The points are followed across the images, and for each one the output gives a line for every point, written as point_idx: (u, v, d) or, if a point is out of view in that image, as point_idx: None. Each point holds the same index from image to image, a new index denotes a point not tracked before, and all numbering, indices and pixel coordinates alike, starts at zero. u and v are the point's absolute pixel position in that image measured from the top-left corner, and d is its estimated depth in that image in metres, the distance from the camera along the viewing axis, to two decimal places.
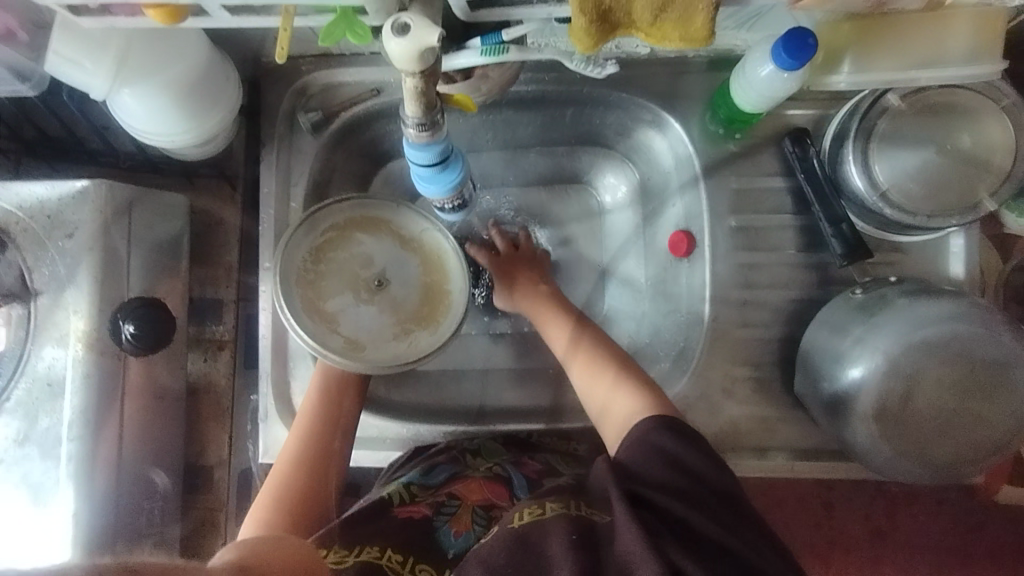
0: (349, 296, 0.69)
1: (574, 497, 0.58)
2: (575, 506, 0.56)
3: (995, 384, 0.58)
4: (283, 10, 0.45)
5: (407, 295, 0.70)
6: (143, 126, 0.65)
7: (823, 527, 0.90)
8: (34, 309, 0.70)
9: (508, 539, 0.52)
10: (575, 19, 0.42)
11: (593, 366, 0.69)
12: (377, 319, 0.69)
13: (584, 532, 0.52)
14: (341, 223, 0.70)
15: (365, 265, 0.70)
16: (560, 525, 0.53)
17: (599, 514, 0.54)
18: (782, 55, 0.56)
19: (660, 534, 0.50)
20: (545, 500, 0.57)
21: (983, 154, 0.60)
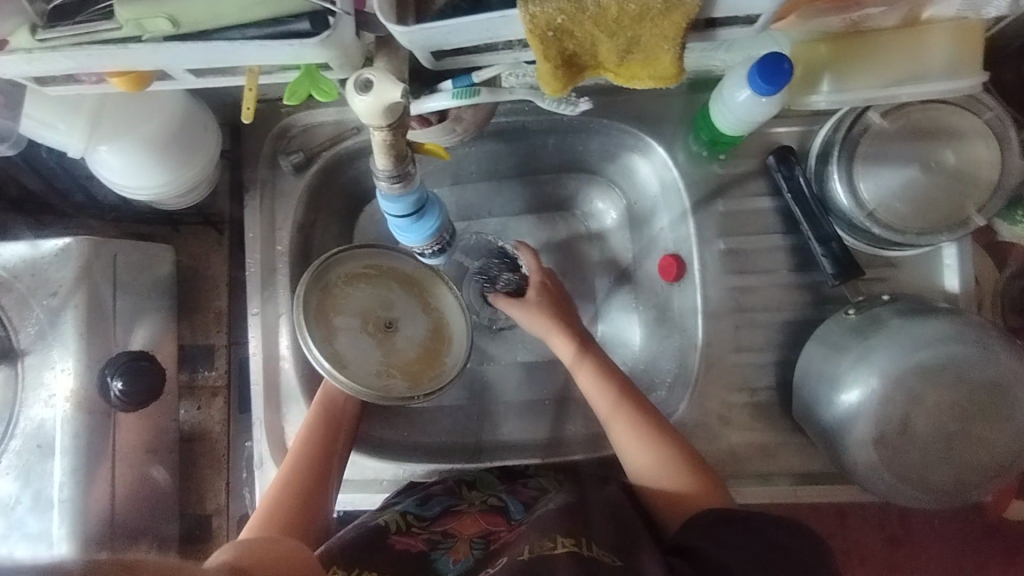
0: (355, 321, 0.68)
1: (588, 531, 0.58)
2: (587, 544, 0.57)
3: (995, 406, 0.57)
4: (247, 72, 0.45)
5: (410, 347, 0.70)
6: (123, 182, 0.64)
7: (836, 538, 0.82)
8: (22, 369, 0.69)
9: (519, 574, 0.54)
10: (540, 66, 0.41)
11: (605, 391, 0.67)
12: (368, 355, 0.67)
13: (595, 572, 0.54)
14: (367, 262, 0.70)
15: (385, 306, 0.70)
16: (574, 561, 0.54)
17: (613, 557, 0.56)
18: (757, 81, 0.56)
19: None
20: (556, 533, 0.58)
21: (970, 169, 0.59)
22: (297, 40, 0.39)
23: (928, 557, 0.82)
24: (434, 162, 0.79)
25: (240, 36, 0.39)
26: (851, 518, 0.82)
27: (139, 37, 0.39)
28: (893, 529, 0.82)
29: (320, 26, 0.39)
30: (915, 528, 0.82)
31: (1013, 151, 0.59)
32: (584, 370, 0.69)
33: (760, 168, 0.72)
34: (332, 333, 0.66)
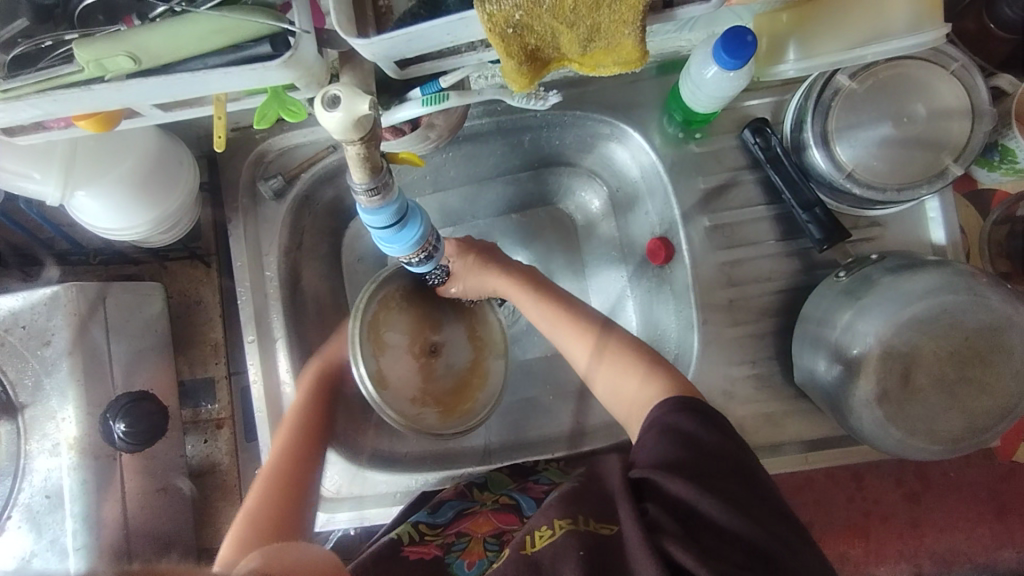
0: (404, 340, 0.71)
1: (585, 509, 0.55)
2: (584, 520, 0.53)
3: (991, 350, 0.57)
4: (214, 100, 0.44)
5: (446, 376, 0.72)
6: (104, 225, 0.64)
7: (852, 500, 0.82)
8: (23, 422, 0.69)
9: (518, 567, 0.51)
10: (505, 63, 0.41)
11: (618, 363, 0.65)
12: (405, 373, 0.70)
13: (594, 545, 0.50)
14: (417, 287, 0.73)
15: (432, 330, 0.73)
16: (573, 542, 0.51)
17: (608, 526, 0.52)
18: (723, 56, 0.56)
19: (661, 530, 0.49)
20: (554, 518, 0.55)
21: (942, 121, 0.60)
22: (259, 64, 0.39)
23: (950, 509, 0.82)
24: (414, 172, 0.79)
25: (203, 65, 0.39)
26: (869, 481, 0.82)
27: (101, 77, 0.39)
28: (910, 484, 0.82)
29: (282, 46, 0.39)
30: (934, 483, 0.82)
31: (982, 98, 0.59)
32: (598, 363, 0.66)
33: (737, 142, 0.72)
34: (382, 350, 0.69)
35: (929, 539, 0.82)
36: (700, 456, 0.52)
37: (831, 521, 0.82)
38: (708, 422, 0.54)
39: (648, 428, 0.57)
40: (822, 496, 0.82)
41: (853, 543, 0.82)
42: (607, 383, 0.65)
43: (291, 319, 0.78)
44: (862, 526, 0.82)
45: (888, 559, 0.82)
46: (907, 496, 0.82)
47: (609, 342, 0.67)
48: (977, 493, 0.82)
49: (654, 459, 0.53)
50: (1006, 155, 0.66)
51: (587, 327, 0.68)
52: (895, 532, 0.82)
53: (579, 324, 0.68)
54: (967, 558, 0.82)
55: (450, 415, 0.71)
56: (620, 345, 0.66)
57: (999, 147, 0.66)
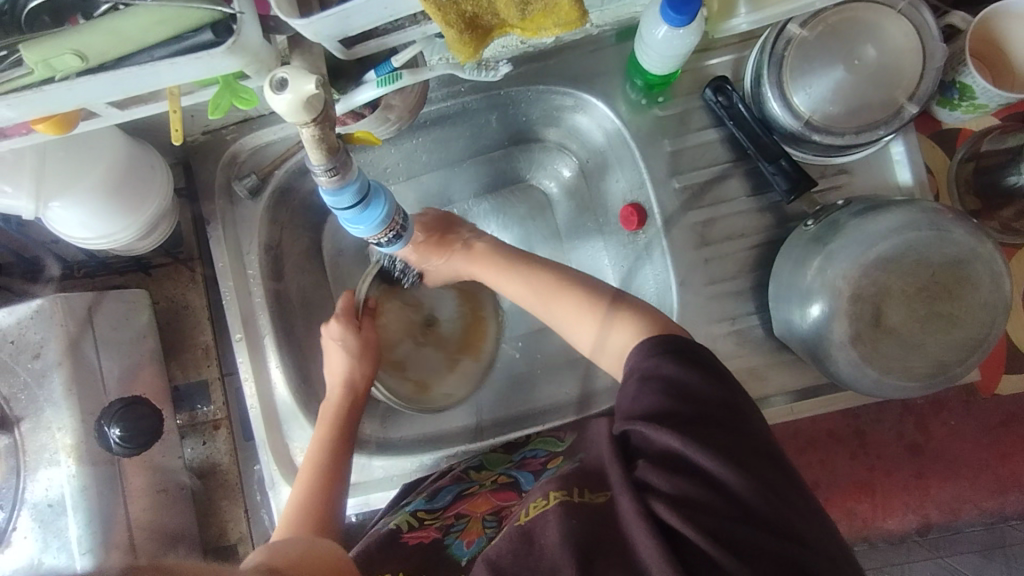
0: (409, 343, 0.82)
1: (581, 482, 0.54)
2: (580, 492, 0.52)
3: (956, 282, 0.58)
4: (167, 94, 0.45)
5: (452, 331, 0.84)
6: (82, 235, 0.65)
7: (859, 458, 0.80)
8: (20, 435, 0.70)
9: (512, 539, 0.50)
10: (447, 33, 0.42)
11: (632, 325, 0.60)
12: (432, 357, 0.83)
13: (586, 518, 0.49)
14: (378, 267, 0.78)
15: (418, 310, 0.83)
16: (564, 512, 0.50)
17: (601, 494, 0.51)
18: (669, 13, 0.56)
19: (649, 488, 0.48)
20: (549, 490, 0.54)
21: (894, 60, 0.60)
22: (204, 51, 0.40)
23: (951, 456, 0.81)
24: (386, 160, 0.80)
25: (150, 58, 0.40)
26: (873, 438, 0.81)
27: (52, 77, 0.40)
28: (911, 437, 0.81)
29: (224, 33, 0.40)
30: (935, 433, 0.81)
31: (932, 35, 0.60)
32: (610, 328, 0.62)
33: (700, 102, 0.73)
34: (404, 364, 0.81)
35: (934, 490, 0.81)
36: (690, 412, 0.50)
37: (835, 480, 0.81)
38: (684, 357, 0.53)
39: (631, 377, 0.55)
40: (827, 456, 0.80)
41: (860, 499, 0.81)
42: (618, 347, 0.61)
43: (276, 314, 0.79)
44: (866, 482, 0.81)
45: (896, 511, 0.81)
46: (908, 448, 0.81)
47: (613, 321, 0.62)
48: (979, 440, 0.81)
49: (641, 410, 0.52)
50: (964, 92, 0.66)
51: (596, 300, 0.65)
52: (901, 485, 0.81)
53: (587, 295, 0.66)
54: (973, 504, 0.81)
55: (478, 353, 0.84)
56: (630, 306, 0.62)
57: (957, 85, 0.66)
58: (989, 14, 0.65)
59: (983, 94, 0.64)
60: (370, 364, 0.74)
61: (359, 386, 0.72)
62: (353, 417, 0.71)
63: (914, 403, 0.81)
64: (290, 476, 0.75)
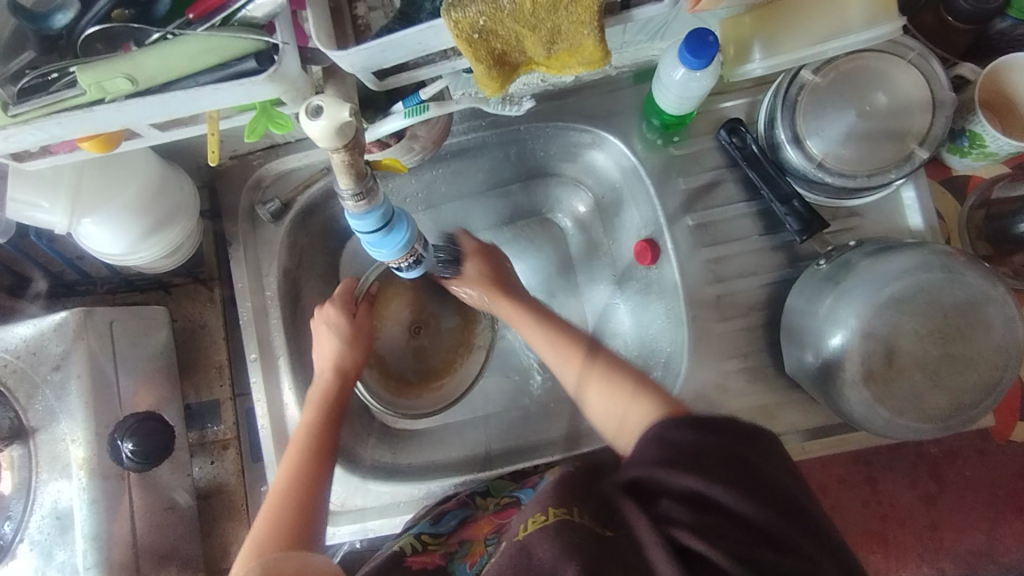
0: (400, 331, 0.83)
1: (583, 501, 0.52)
2: (580, 512, 0.51)
3: (970, 325, 0.59)
4: (207, 118, 0.48)
5: (444, 330, 0.84)
6: (108, 250, 0.67)
7: (870, 505, 0.80)
8: (34, 446, 0.71)
9: (510, 560, 0.49)
10: (475, 67, 0.45)
11: (609, 379, 0.65)
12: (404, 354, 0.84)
13: (587, 538, 0.48)
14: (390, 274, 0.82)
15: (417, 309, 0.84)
16: (566, 532, 0.49)
17: (604, 526, 0.49)
18: (687, 56, 0.58)
19: (669, 522, 0.47)
20: (548, 505, 0.52)
21: (904, 106, 0.62)
22: (247, 79, 0.42)
23: (968, 509, 0.79)
24: (405, 191, 0.82)
25: (195, 84, 0.42)
26: (883, 484, 0.80)
27: (102, 98, 0.42)
28: (925, 486, 0.80)
29: (267, 62, 0.42)
30: (949, 482, 0.79)
31: (941, 84, 0.61)
32: (585, 388, 0.67)
33: (714, 143, 0.75)
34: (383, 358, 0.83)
35: (949, 543, 0.79)
36: (704, 455, 0.50)
37: (846, 526, 0.80)
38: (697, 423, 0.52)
39: (646, 438, 0.54)
40: (839, 502, 0.79)
41: (873, 549, 0.79)
42: (597, 408, 0.65)
43: (291, 336, 0.80)
44: (878, 531, 0.79)
45: (910, 564, 0.79)
46: (923, 498, 0.79)
47: (590, 376, 0.67)
48: (996, 493, 0.79)
49: (652, 458, 0.52)
50: (974, 140, 0.67)
51: (575, 345, 0.70)
52: (915, 537, 0.79)
53: (567, 344, 0.71)
54: (991, 559, 0.78)
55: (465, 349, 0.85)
56: (607, 367, 0.66)
57: (967, 133, 0.67)
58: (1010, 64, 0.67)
59: (993, 142, 0.66)
60: (357, 352, 0.75)
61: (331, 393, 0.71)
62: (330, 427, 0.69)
63: (928, 452, 0.80)
64: None
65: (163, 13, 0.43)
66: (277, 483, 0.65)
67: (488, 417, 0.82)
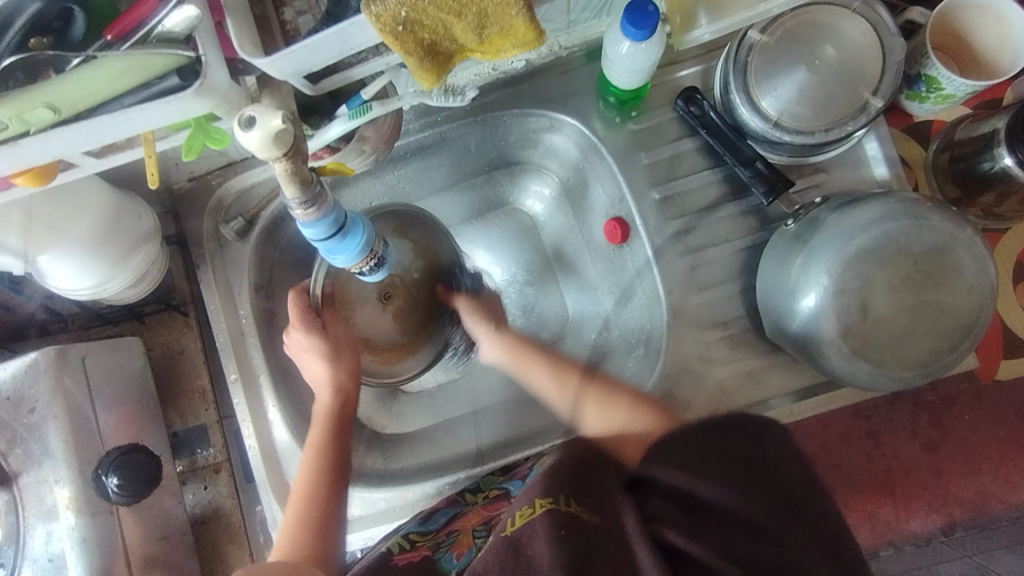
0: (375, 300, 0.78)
1: (565, 487, 0.54)
2: (566, 501, 0.52)
3: (941, 270, 0.58)
4: (141, 139, 0.46)
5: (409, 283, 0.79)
6: (69, 285, 0.66)
7: (875, 459, 0.78)
8: (19, 491, 0.70)
9: (499, 550, 0.50)
10: (407, 60, 0.44)
11: (602, 404, 0.67)
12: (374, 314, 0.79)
13: (574, 531, 0.49)
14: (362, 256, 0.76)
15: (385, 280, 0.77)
16: (552, 522, 0.50)
17: (590, 513, 0.52)
18: (630, 28, 0.57)
19: (659, 519, 0.49)
20: (534, 497, 0.53)
21: (854, 57, 0.61)
22: (170, 95, 0.41)
23: (968, 450, 0.78)
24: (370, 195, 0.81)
25: (121, 106, 0.41)
26: (885, 437, 0.78)
27: (26, 131, 0.42)
28: (926, 433, 0.78)
29: (190, 76, 0.41)
30: (950, 429, 0.78)
31: (889, 29, 0.61)
32: (582, 404, 0.69)
33: (673, 114, 0.74)
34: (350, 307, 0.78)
35: (953, 488, 0.78)
36: (696, 446, 0.52)
37: (854, 485, 0.78)
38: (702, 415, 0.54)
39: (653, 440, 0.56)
40: (844, 460, 0.78)
41: (881, 502, 0.78)
42: (595, 421, 0.67)
43: (270, 353, 0.79)
44: (886, 482, 0.78)
45: (918, 510, 0.78)
46: (925, 445, 0.78)
47: (585, 394, 0.69)
48: (996, 433, 0.78)
49: (650, 453, 0.54)
50: (931, 84, 0.67)
51: (566, 376, 0.71)
52: (920, 485, 0.78)
53: (560, 367, 0.72)
54: (999, 499, 0.78)
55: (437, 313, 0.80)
56: (602, 385, 0.68)
57: (923, 78, 0.67)
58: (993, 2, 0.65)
59: (948, 84, 0.65)
60: (349, 381, 0.72)
61: (350, 396, 0.72)
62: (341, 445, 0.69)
63: (923, 399, 0.79)
64: None
65: (82, 35, 0.42)
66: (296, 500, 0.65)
67: (478, 413, 0.82)
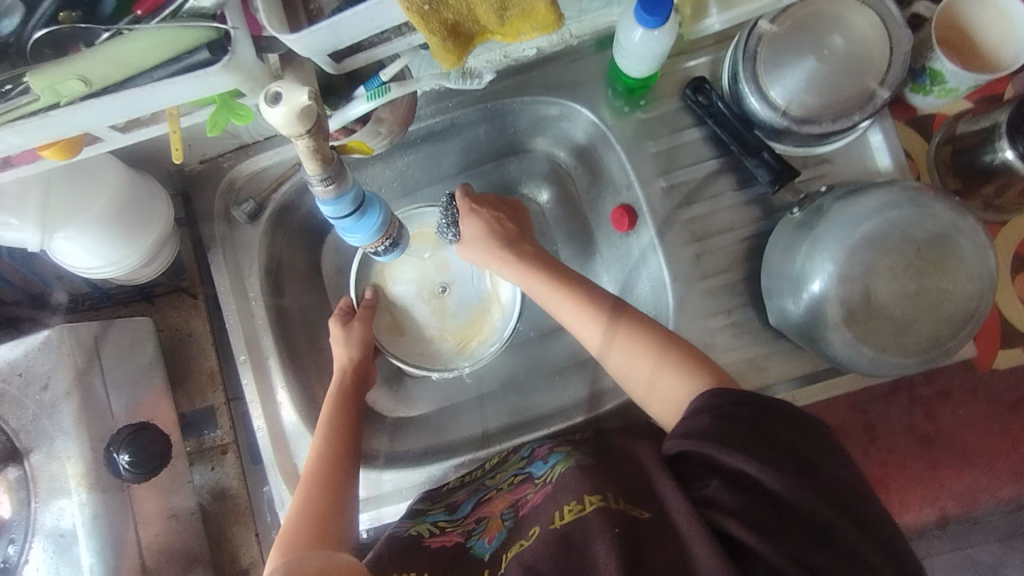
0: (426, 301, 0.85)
1: (612, 487, 0.56)
2: (614, 498, 0.54)
3: (942, 258, 0.60)
4: (167, 114, 0.47)
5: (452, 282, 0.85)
6: (83, 264, 0.67)
7: (871, 454, 0.77)
8: (29, 468, 0.71)
9: (549, 543, 0.52)
10: (430, 40, 0.45)
11: (633, 344, 0.64)
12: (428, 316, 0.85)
13: (626, 523, 0.51)
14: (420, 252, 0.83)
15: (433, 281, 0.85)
16: (603, 516, 0.52)
17: (639, 509, 0.53)
18: (644, 16, 0.59)
19: (717, 508, 0.49)
20: (582, 494, 0.56)
21: (861, 49, 0.63)
22: (201, 70, 0.42)
23: (962, 445, 0.78)
24: (381, 180, 0.82)
25: (150, 79, 0.42)
26: (881, 432, 0.78)
27: (57, 104, 0.42)
28: (921, 428, 0.78)
29: (220, 51, 0.42)
30: (944, 424, 0.78)
31: (897, 21, 0.62)
32: (613, 342, 0.66)
33: (681, 103, 0.75)
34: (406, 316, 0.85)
35: (947, 482, 0.78)
36: (751, 433, 0.52)
37: None
38: (758, 406, 0.53)
39: (692, 412, 0.55)
40: (840, 455, 0.77)
41: (876, 496, 0.77)
42: (620, 361, 0.65)
43: (279, 336, 0.79)
44: (881, 478, 0.77)
45: (913, 505, 0.78)
46: (920, 440, 0.78)
47: (617, 333, 0.65)
48: (990, 427, 0.78)
49: (704, 433, 0.53)
50: (935, 77, 0.68)
51: (598, 309, 0.67)
52: (915, 481, 0.78)
53: (591, 302, 0.68)
54: (990, 494, 0.78)
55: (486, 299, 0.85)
56: (635, 321, 0.65)
57: (927, 71, 0.68)
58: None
59: (952, 77, 0.66)
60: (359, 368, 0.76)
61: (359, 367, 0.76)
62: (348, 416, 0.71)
63: (919, 393, 0.78)
64: None
65: (111, 10, 0.43)
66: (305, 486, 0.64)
67: (482, 398, 0.83)
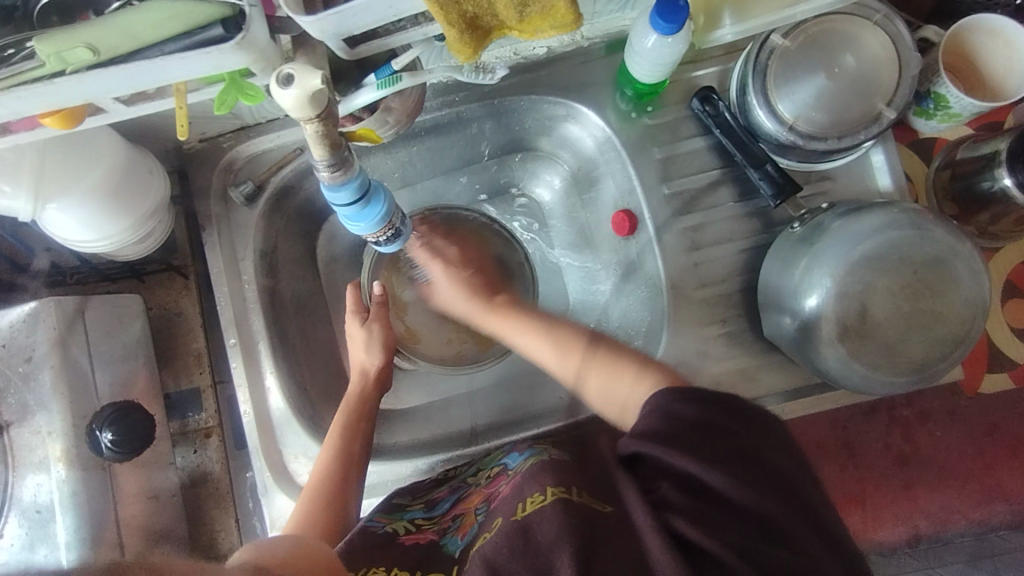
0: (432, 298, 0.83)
1: (578, 481, 0.55)
2: (578, 492, 0.54)
3: (937, 280, 0.61)
4: (174, 90, 0.46)
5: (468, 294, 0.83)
6: (73, 236, 0.65)
7: (847, 471, 0.78)
8: (8, 441, 0.70)
9: (509, 534, 0.51)
10: (448, 32, 0.44)
11: (605, 371, 0.64)
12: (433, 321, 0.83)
13: (586, 518, 0.50)
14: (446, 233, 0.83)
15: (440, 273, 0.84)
16: (562, 510, 0.51)
17: (602, 503, 0.52)
18: (660, 22, 0.59)
19: (669, 507, 0.49)
20: (546, 484, 0.55)
21: (871, 68, 0.63)
22: (214, 47, 0.41)
23: (938, 466, 0.78)
24: (382, 170, 0.81)
25: (160, 52, 0.41)
26: (861, 450, 0.78)
27: (63, 71, 0.41)
28: (898, 447, 0.79)
29: (234, 29, 0.42)
30: (921, 444, 0.79)
31: (906, 44, 0.63)
32: (586, 372, 0.66)
33: (688, 112, 0.75)
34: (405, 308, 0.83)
35: (923, 502, 0.78)
36: (695, 431, 0.51)
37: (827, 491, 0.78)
38: (704, 401, 0.53)
39: (648, 410, 0.55)
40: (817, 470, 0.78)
41: (851, 511, 0.77)
42: (597, 390, 0.65)
43: (271, 321, 0.78)
44: (857, 494, 0.77)
45: (886, 523, 0.77)
46: (897, 460, 0.78)
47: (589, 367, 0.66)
48: (965, 449, 0.79)
49: (649, 431, 0.53)
50: (939, 102, 0.69)
51: (570, 343, 0.69)
52: (891, 498, 0.78)
53: (566, 337, 0.70)
54: (962, 515, 0.78)
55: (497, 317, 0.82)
56: (607, 348, 0.66)
57: (932, 95, 0.69)
58: (1005, 27, 0.67)
59: (956, 103, 0.67)
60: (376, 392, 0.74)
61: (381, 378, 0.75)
62: (364, 422, 0.70)
63: (899, 413, 0.79)
64: (282, 483, 0.74)
65: None
66: (308, 493, 0.65)
67: (473, 395, 0.82)
